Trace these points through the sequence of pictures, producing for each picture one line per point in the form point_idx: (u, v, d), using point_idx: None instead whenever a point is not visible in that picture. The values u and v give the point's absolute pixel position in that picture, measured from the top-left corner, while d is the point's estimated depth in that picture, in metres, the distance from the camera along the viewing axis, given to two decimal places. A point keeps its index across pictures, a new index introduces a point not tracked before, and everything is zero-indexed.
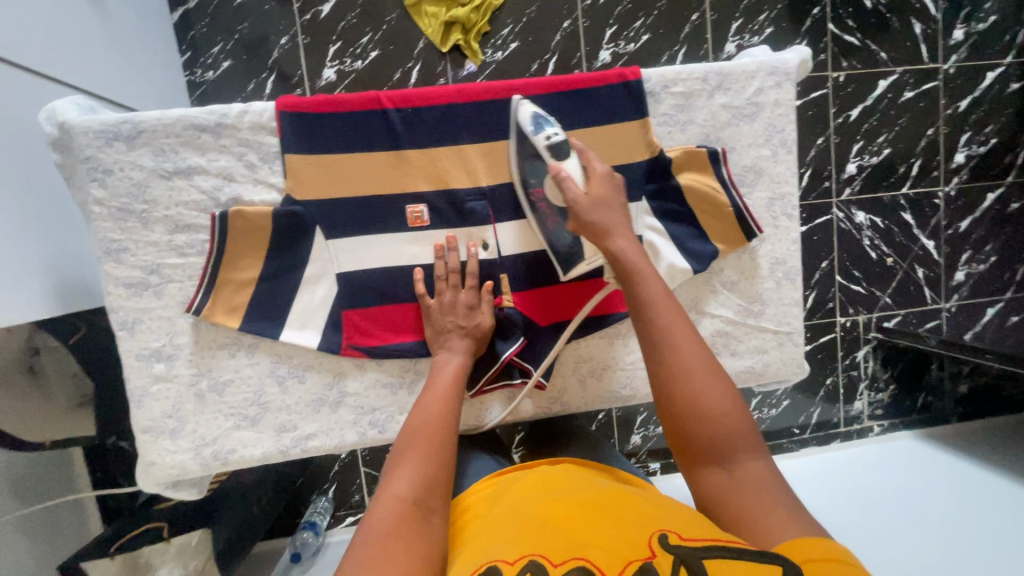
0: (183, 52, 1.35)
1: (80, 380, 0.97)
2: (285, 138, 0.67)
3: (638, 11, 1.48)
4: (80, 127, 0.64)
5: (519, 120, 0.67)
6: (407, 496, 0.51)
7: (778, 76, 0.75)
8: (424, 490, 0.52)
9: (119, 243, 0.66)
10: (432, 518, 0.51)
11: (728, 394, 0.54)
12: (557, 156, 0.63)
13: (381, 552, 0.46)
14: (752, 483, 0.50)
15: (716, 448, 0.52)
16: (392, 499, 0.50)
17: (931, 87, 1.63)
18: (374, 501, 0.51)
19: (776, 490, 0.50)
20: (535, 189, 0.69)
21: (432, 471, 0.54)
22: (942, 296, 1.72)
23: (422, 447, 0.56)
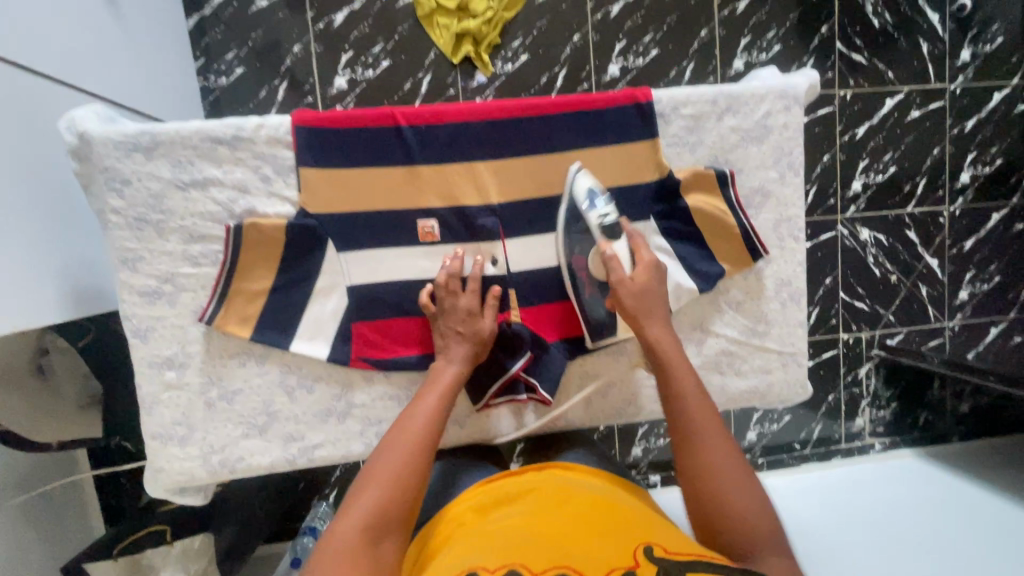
0: (197, 58, 1.37)
1: (90, 382, 0.99)
2: (300, 152, 0.68)
3: (647, 26, 1.50)
4: (99, 138, 0.65)
5: (574, 188, 0.70)
6: (366, 530, 0.52)
7: (787, 100, 0.76)
8: (379, 523, 0.53)
9: (135, 252, 0.67)
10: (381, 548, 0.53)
11: (754, 496, 0.56)
12: (608, 236, 0.67)
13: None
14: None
15: (736, 546, 0.54)
16: (347, 530, 0.52)
17: (938, 107, 1.64)
18: (331, 527, 0.52)
19: None
20: (578, 258, 0.71)
21: (393, 506, 0.55)
22: (946, 315, 1.72)
23: (388, 476, 0.56)
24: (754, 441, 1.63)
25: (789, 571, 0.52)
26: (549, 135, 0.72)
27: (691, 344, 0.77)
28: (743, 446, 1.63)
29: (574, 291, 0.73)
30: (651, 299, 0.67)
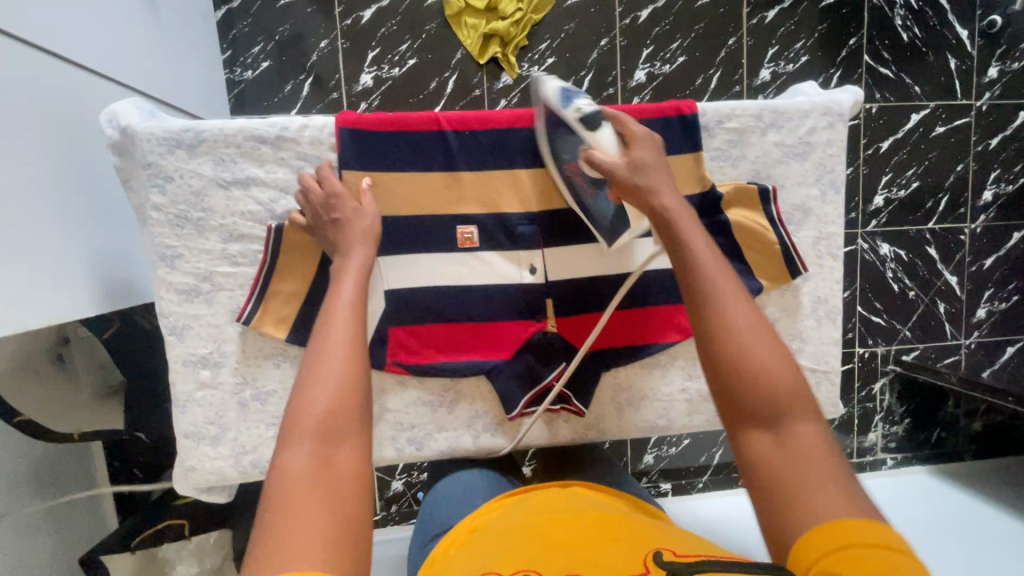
0: (223, 51, 1.36)
1: (109, 371, 0.97)
2: (343, 154, 0.67)
3: (675, 33, 1.49)
4: (144, 134, 0.64)
5: (547, 92, 0.64)
6: (314, 442, 0.45)
7: (831, 116, 0.75)
8: (327, 431, 0.46)
9: (174, 250, 0.66)
10: (340, 450, 0.46)
11: (782, 368, 0.51)
12: (591, 129, 0.61)
13: (288, 517, 0.41)
14: (803, 452, 0.48)
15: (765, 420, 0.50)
16: (298, 465, 0.44)
17: (963, 123, 1.63)
18: (277, 461, 0.45)
19: (831, 458, 0.47)
20: (568, 164, 0.66)
21: (345, 405, 0.48)
22: (963, 332, 1.71)
23: (329, 376, 0.49)
24: None
25: (815, 436, 0.49)
26: None
27: None
28: None
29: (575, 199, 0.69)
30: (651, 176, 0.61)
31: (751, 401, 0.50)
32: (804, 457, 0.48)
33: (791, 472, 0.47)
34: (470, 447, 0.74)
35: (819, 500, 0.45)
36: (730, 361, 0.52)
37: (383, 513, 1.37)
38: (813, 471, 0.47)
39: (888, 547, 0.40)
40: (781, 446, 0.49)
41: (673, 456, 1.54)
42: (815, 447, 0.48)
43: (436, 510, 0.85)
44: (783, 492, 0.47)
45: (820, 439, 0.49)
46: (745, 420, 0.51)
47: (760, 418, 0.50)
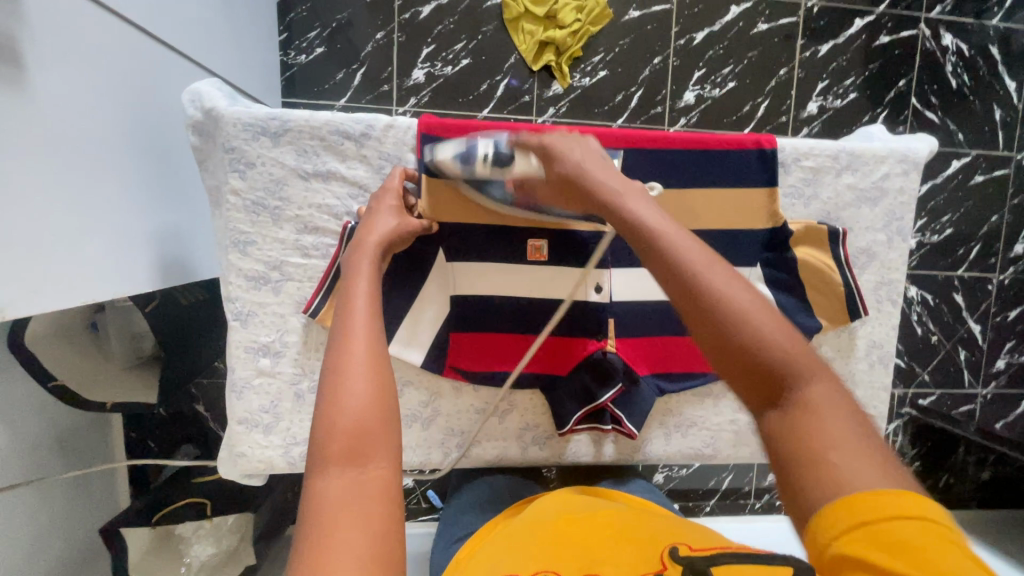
0: (280, 32, 1.36)
1: (139, 343, 0.90)
2: (423, 157, 0.68)
3: (728, 58, 1.49)
4: (230, 118, 0.64)
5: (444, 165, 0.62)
6: (343, 462, 0.39)
7: (906, 164, 0.75)
8: (357, 444, 0.40)
9: (247, 236, 0.66)
10: (372, 466, 0.39)
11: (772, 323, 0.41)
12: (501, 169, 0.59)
13: (324, 542, 0.35)
14: (818, 415, 0.39)
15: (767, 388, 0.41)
16: (331, 484, 0.38)
17: (1002, 174, 1.63)
18: (309, 489, 0.38)
19: (849, 422, 0.38)
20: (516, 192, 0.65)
21: (374, 416, 0.42)
22: (980, 382, 1.71)
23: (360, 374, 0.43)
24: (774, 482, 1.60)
25: (832, 401, 0.39)
26: (669, 170, 0.72)
27: None
28: (763, 485, 1.60)
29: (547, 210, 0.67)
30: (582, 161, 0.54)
31: (746, 374, 0.41)
32: (820, 426, 0.38)
33: (803, 447, 0.38)
34: (517, 457, 0.75)
35: (845, 473, 0.36)
36: (708, 334, 0.42)
37: None
38: (831, 438, 0.37)
39: (913, 522, 0.33)
40: (790, 419, 0.39)
41: (683, 477, 1.53)
42: (834, 411, 0.39)
43: (465, 513, 0.82)
44: (803, 474, 0.38)
45: (840, 397, 0.40)
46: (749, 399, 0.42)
47: (761, 392, 0.41)
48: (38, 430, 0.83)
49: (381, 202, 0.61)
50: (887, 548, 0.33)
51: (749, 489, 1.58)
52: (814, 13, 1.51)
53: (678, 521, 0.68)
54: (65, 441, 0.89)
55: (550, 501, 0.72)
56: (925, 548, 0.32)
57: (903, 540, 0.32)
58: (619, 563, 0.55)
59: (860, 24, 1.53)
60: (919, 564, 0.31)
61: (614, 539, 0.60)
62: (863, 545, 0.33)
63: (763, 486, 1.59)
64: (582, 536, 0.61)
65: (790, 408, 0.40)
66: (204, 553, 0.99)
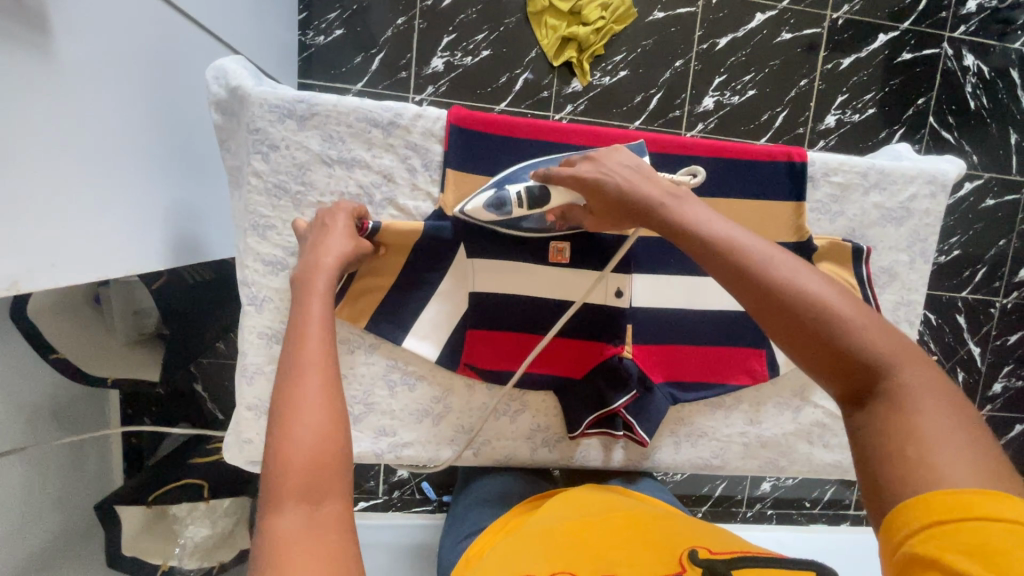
0: (299, 12, 1.33)
1: (142, 320, 0.94)
2: (450, 151, 0.66)
3: (750, 65, 1.48)
4: (256, 98, 0.62)
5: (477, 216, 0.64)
6: (298, 497, 0.39)
7: (934, 186, 0.75)
8: (312, 480, 0.40)
9: (267, 220, 0.65)
10: (326, 504, 0.40)
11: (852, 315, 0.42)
12: (540, 206, 0.61)
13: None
14: (913, 405, 0.38)
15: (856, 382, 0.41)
16: (285, 527, 0.38)
17: (1013, 199, 1.63)
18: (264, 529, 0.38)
19: (943, 406, 0.38)
20: None
21: (325, 451, 0.41)
22: (976, 404, 1.72)
23: (312, 409, 0.43)
24: (767, 492, 1.60)
25: (925, 387, 0.39)
26: (697, 177, 0.71)
27: (788, 409, 0.78)
28: (756, 493, 1.61)
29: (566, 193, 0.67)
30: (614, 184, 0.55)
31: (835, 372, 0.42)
32: (911, 418, 0.38)
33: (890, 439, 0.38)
34: (526, 458, 0.74)
35: (934, 464, 0.35)
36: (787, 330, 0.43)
37: (385, 496, 1.29)
38: (929, 431, 0.37)
39: (977, 521, 0.32)
40: (882, 411, 0.39)
41: (677, 483, 1.53)
42: (926, 399, 0.38)
43: (470, 511, 0.82)
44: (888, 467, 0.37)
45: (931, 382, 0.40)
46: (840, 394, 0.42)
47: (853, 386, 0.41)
48: (37, 399, 0.82)
49: (332, 226, 0.59)
50: (967, 552, 0.32)
51: (741, 497, 1.58)
52: (839, 25, 1.49)
53: (685, 519, 0.70)
54: (64, 412, 0.89)
55: (563, 501, 0.72)
56: (1004, 550, 0.31)
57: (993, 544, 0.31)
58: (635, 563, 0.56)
59: (883, 39, 1.52)
60: (1000, 568, 0.30)
61: (627, 541, 0.60)
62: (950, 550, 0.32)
63: (755, 495, 1.59)
64: (594, 536, 0.61)
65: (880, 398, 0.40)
66: (199, 534, 0.98)
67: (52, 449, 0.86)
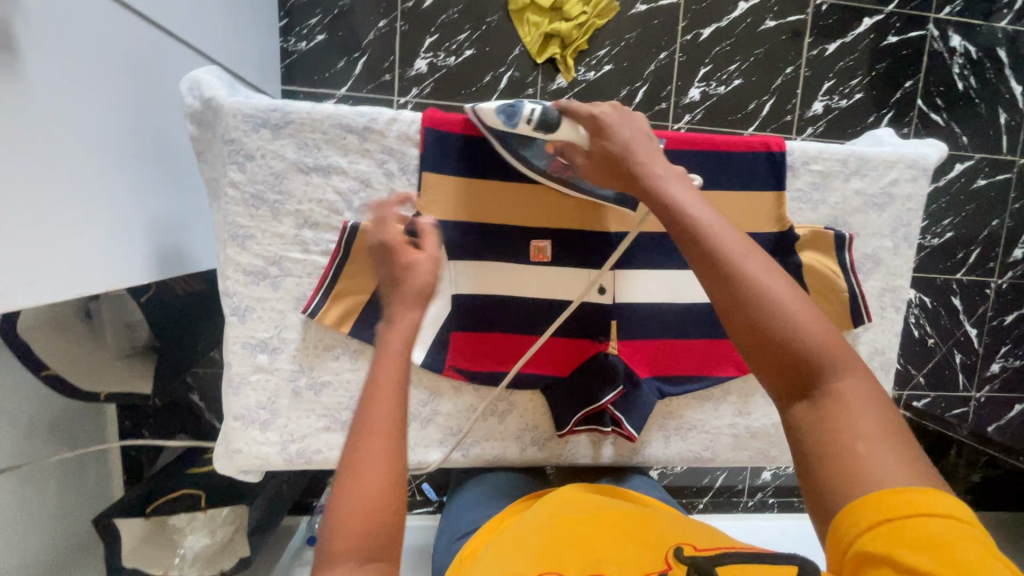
0: (280, 18, 1.33)
1: (134, 332, 0.93)
2: (426, 154, 0.66)
3: (735, 55, 1.47)
4: (230, 108, 0.62)
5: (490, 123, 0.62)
6: (349, 554, 0.40)
7: (916, 170, 0.74)
8: (365, 542, 0.40)
9: (246, 230, 0.65)
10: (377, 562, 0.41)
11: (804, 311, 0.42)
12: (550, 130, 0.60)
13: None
14: (849, 407, 0.39)
15: (800, 377, 0.41)
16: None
17: (1004, 178, 1.62)
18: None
19: (874, 411, 0.39)
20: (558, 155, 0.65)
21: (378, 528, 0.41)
22: (974, 385, 1.71)
23: (375, 468, 0.42)
24: (767, 480, 1.60)
25: (863, 394, 0.40)
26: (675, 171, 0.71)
27: None
28: (756, 483, 1.61)
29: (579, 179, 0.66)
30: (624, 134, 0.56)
31: (780, 363, 0.42)
32: (849, 415, 0.39)
33: (835, 438, 0.39)
34: (516, 458, 0.74)
35: (876, 467, 0.37)
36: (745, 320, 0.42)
37: None
38: (862, 429, 0.38)
39: (935, 521, 0.34)
40: (824, 408, 0.40)
41: (677, 475, 1.52)
42: (864, 402, 0.39)
43: (464, 512, 0.82)
44: (826, 463, 0.39)
45: (867, 388, 0.40)
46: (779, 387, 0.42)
47: (795, 380, 0.41)
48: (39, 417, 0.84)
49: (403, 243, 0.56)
50: (916, 545, 0.33)
51: (742, 487, 1.58)
52: (823, 11, 1.49)
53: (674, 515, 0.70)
54: (60, 427, 0.89)
55: (556, 500, 0.72)
56: (951, 546, 0.33)
57: (937, 537, 0.33)
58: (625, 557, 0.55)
59: (868, 23, 1.51)
60: (951, 563, 0.32)
61: (620, 537, 0.60)
62: (897, 543, 0.34)
63: (756, 484, 1.59)
64: (586, 534, 0.61)
65: (821, 396, 0.40)
66: (198, 544, 0.97)
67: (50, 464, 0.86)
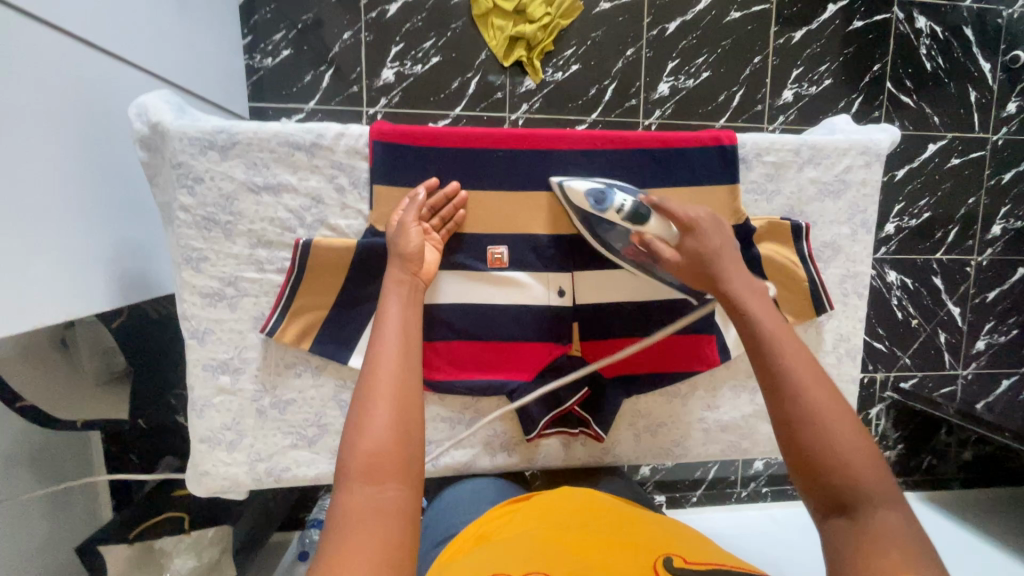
0: (244, 36, 1.33)
1: (112, 357, 0.92)
2: (376, 167, 0.67)
3: (702, 47, 1.47)
4: (176, 132, 0.62)
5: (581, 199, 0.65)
6: (362, 480, 0.46)
7: (869, 156, 0.75)
8: (374, 467, 0.47)
9: (199, 252, 0.65)
10: (390, 489, 0.46)
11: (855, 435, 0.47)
12: (639, 224, 0.63)
13: (341, 549, 0.42)
14: (886, 529, 0.43)
15: (839, 493, 0.45)
16: (356, 505, 0.45)
17: (978, 156, 1.62)
18: (336, 502, 0.46)
19: (915, 542, 0.42)
20: (630, 249, 0.67)
21: (391, 448, 0.48)
22: (961, 363, 1.71)
23: (381, 417, 0.50)
24: (760, 470, 1.59)
25: (903, 523, 0.43)
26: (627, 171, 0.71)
27: (745, 391, 0.78)
28: (749, 473, 1.60)
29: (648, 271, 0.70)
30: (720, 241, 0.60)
31: (821, 475, 0.46)
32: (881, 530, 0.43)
33: (873, 549, 0.42)
34: (487, 464, 0.75)
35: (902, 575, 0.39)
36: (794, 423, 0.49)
37: None
38: (898, 544, 0.41)
39: None
40: (863, 523, 0.44)
41: (668, 470, 1.52)
42: (898, 526, 0.43)
43: (444, 518, 0.82)
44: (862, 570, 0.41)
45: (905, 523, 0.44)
46: (820, 502, 0.46)
47: (834, 497, 0.46)
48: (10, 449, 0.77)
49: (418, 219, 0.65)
50: None
51: (734, 478, 1.57)
52: None
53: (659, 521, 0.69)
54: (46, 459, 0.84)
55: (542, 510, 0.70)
56: None
57: None
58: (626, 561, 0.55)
59: (833, 8, 1.51)
60: None
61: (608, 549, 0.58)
62: None
63: (749, 474, 1.58)
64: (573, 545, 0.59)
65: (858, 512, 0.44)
66: (184, 567, 0.94)
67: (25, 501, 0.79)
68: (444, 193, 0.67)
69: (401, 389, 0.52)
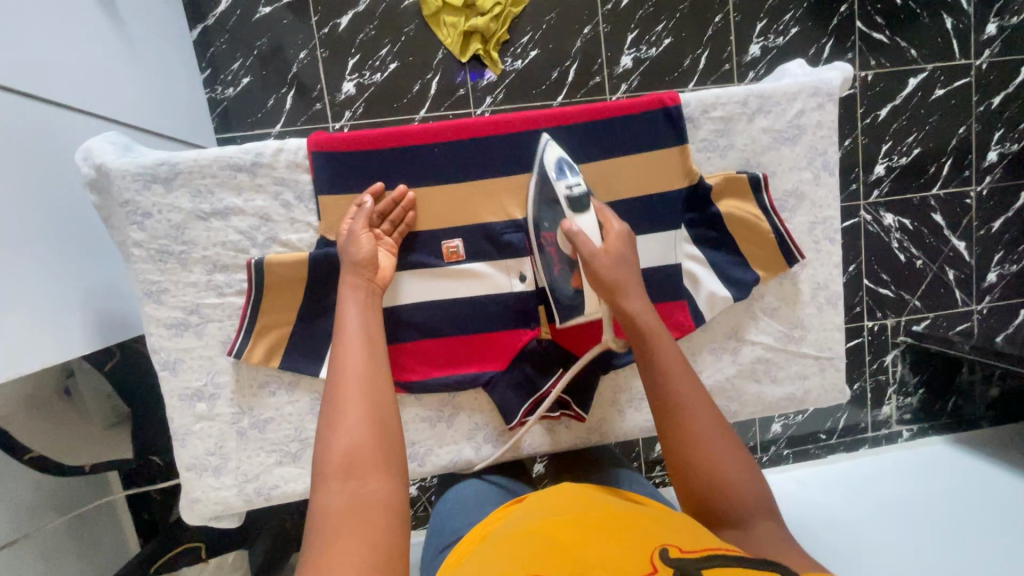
0: (203, 70, 1.34)
1: (117, 401, 0.93)
2: (318, 178, 0.67)
3: (660, 14, 1.45)
4: (118, 170, 0.63)
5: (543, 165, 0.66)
6: (341, 477, 0.46)
7: (821, 96, 0.72)
8: (352, 465, 0.47)
9: (159, 285, 0.66)
10: (373, 482, 0.46)
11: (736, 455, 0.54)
12: (574, 208, 0.62)
13: (328, 544, 0.42)
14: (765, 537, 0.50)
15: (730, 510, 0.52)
16: (335, 503, 0.45)
17: (963, 84, 1.56)
18: (315, 505, 0.45)
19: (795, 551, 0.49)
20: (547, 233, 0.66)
21: (367, 443, 0.48)
22: (974, 299, 1.65)
23: (353, 417, 0.50)
24: (778, 432, 1.56)
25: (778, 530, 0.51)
26: (570, 148, 0.70)
27: (726, 352, 0.76)
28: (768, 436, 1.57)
29: (544, 267, 0.68)
30: (625, 270, 0.60)
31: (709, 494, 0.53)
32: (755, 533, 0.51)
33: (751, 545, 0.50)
34: (472, 456, 0.74)
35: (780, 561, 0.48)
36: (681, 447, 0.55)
37: None
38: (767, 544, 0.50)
39: None
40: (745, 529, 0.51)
41: None
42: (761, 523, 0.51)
43: (449, 513, 0.71)
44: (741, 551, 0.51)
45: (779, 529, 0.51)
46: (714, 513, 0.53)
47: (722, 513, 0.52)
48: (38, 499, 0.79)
49: (368, 230, 0.64)
50: None
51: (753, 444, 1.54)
52: None
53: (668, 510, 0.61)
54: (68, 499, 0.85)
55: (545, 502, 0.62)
56: None
57: None
58: (623, 554, 0.47)
59: None
60: None
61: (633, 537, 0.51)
62: None
63: (767, 438, 1.55)
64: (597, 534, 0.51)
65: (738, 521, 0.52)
66: None
67: (57, 534, 0.81)
68: (392, 198, 0.66)
69: (370, 391, 0.52)
